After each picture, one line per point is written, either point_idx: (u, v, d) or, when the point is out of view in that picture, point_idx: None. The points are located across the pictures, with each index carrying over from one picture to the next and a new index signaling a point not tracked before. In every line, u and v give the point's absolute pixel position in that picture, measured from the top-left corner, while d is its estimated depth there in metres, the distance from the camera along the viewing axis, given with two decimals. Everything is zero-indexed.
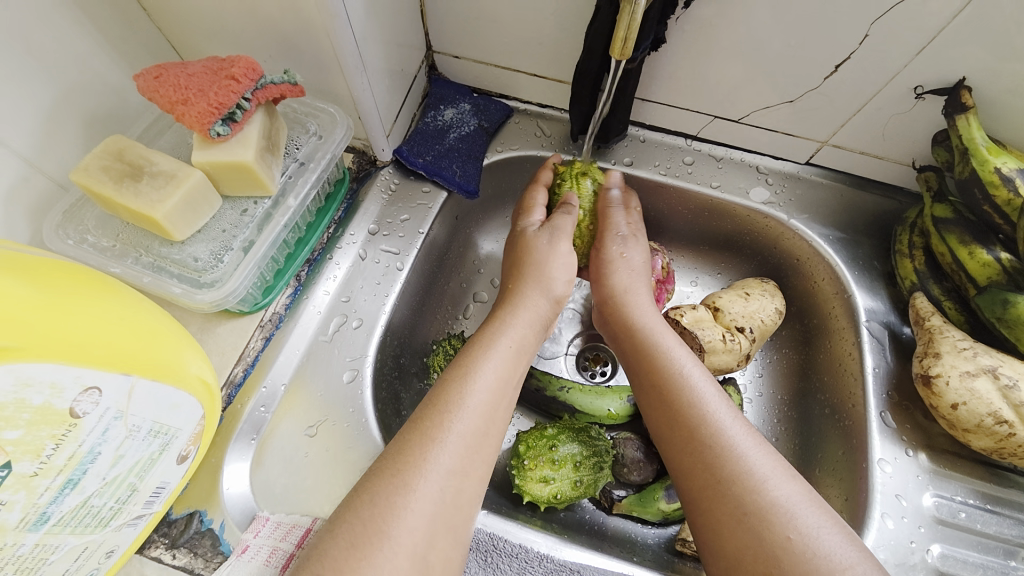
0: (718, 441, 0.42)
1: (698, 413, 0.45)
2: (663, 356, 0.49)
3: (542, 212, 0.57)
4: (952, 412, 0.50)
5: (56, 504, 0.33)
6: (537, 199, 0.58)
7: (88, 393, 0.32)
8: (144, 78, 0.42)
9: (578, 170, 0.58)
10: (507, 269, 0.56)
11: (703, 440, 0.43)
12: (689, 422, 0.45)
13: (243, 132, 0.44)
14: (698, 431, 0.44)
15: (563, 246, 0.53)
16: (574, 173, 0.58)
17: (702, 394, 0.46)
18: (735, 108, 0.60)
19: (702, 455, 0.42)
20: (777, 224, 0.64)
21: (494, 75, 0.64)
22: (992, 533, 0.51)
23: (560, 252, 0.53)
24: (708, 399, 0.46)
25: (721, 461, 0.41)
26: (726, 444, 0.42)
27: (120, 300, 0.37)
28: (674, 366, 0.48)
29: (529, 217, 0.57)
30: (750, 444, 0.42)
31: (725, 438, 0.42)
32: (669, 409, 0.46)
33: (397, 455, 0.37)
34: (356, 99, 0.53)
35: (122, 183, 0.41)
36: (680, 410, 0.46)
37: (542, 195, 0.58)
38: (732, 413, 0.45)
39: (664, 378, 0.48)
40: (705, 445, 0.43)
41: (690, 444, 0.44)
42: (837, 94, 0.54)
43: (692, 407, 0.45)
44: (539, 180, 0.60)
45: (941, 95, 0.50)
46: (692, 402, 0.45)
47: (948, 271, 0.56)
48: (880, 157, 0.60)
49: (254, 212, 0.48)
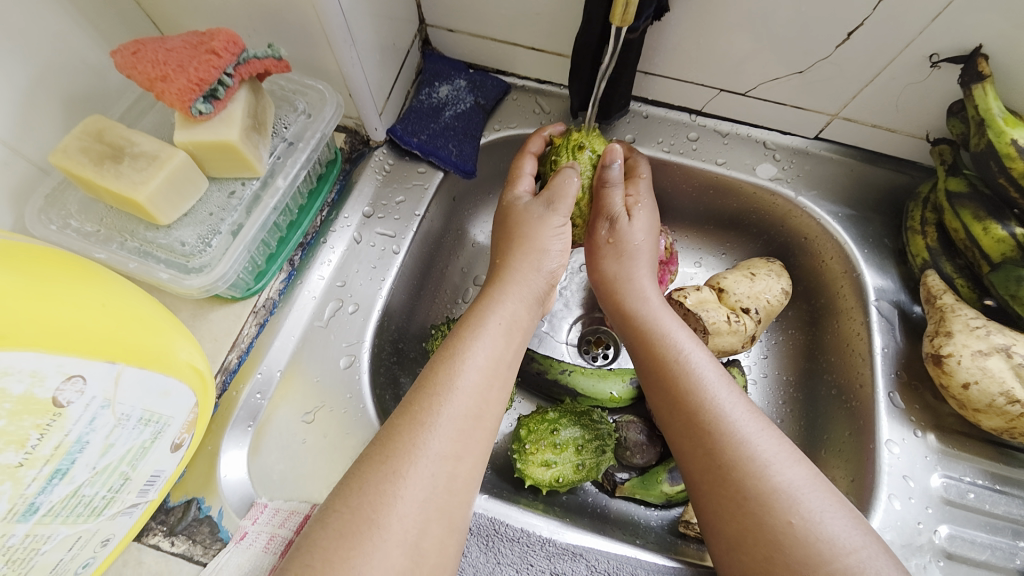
0: (718, 427, 0.41)
1: (698, 398, 0.43)
2: (665, 339, 0.48)
3: (529, 181, 0.55)
4: (963, 391, 0.49)
5: (45, 494, 0.32)
6: (525, 168, 0.55)
7: (72, 381, 0.31)
8: (121, 53, 0.40)
9: (574, 141, 0.53)
10: (498, 239, 0.53)
11: (703, 426, 0.42)
12: (689, 407, 0.43)
13: (227, 110, 0.42)
14: (698, 416, 0.43)
15: (556, 220, 0.50)
16: (570, 146, 0.53)
17: (703, 377, 0.45)
18: (741, 82, 0.57)
19: (702, 441, 0.42)
20: (785, 202, 0.62)
21: (490, 49, 0.62)
22: (1001, 514, 0.50)
23: (551, 225, 0.50)
24: (709, 384, 0.44)
25: (721, 446, 0.41)
26: (727, 429, 0.41)
27: (103, 287, 0.35)
28: (673, 350, 0.47)
29: (517, 187, 0.54)
30: (753, 428, 0.41)
31: (725, 423, 0.41)
32: (668, 394, 0.45)
33: (388, 442, 0.36)
34: (346, 75, 0.50)
35: (103, 165, 0.40)
36: (679, 395, 0.44)
37: (531, 164, 0.56)
38: (734, 396, 0.43)
39: (663, 363, 0.47)
40: (705, 430, 0.42)
41: (690, 428, 0.43)
42: (849, 63, 0.52)
43: (692, 391, 0.44)
44: (527, 148, 0.56)
45: (957, 63, 0.48)
46: (691, 387, 0.44)
47: (961, 247, 0.54)
48: (893, 130, 0.58)
49: (242, 193, 0.46)
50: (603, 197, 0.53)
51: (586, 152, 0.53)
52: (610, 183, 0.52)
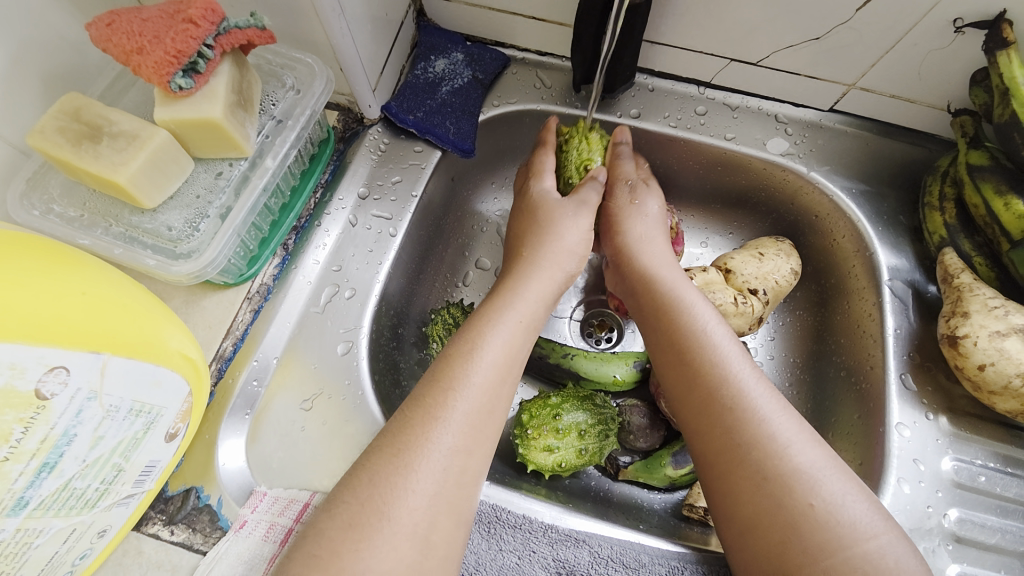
0: (739, 404, 0.40)
1: (719, 374, 0.42)
2: (684, 313, 0.46)
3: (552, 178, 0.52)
4: (979, 373, 0.48)
5: (35, 488, 0.32)
6: (547, 163, 0.53)
7: (55, 373, 0.30)
8: (95, 26, 0.37)
9: (584, 126, 0.53)
10: (512, 237, 0.52)
11: (722, 403, 0.40)
12: (707, 384, 0.42)
13: (209, 85, 0.40)
14: (717, 393, 0.41)
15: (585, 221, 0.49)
16: (581, 130, 0.53)
17: (724, 353, 0.43)
18: (753, 50, 0.54)
19: (721, 418, 0.40)
20: (796, 178, 0.60)
21: (488, 20, 0.59)
22: (1012, 497, 0.49)
23: (581, 225, 0.49)
24: (731, 360, 0.42)
25: (742, 424, 0.39)
26: (748, 407, 0.40)
27: (85, 274, 0.34)
28: (692, 324, 0.45)
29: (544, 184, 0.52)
30: (774, 407, 0.40)
31: (746, 402, 0.40)
32: (686, 369, 0.43)
33: (399, 434, 0.35)
34: (335, 47, 0.48)
35: (81, 145, 0.38)
36: (698, 371, 0.42)
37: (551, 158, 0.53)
38: (755, 374, 0.42)
39: (682, 337, 0.45)
40: (725, 407, 0.40)
41: (708, 405, 0.41)
42: (869, 29, 0.49)
43: (714, 366, 0.42)
44: (545, 142, 0.54)
45: (981, 28, 0.45)
46: (713, 362, 0.42)
47: (981, 223, 0.52)
48: (912, 101, 0.55)
49: (230, 174, 0.44)
50: (616, 167, 0.53)
51: (596, 132, 0.53)
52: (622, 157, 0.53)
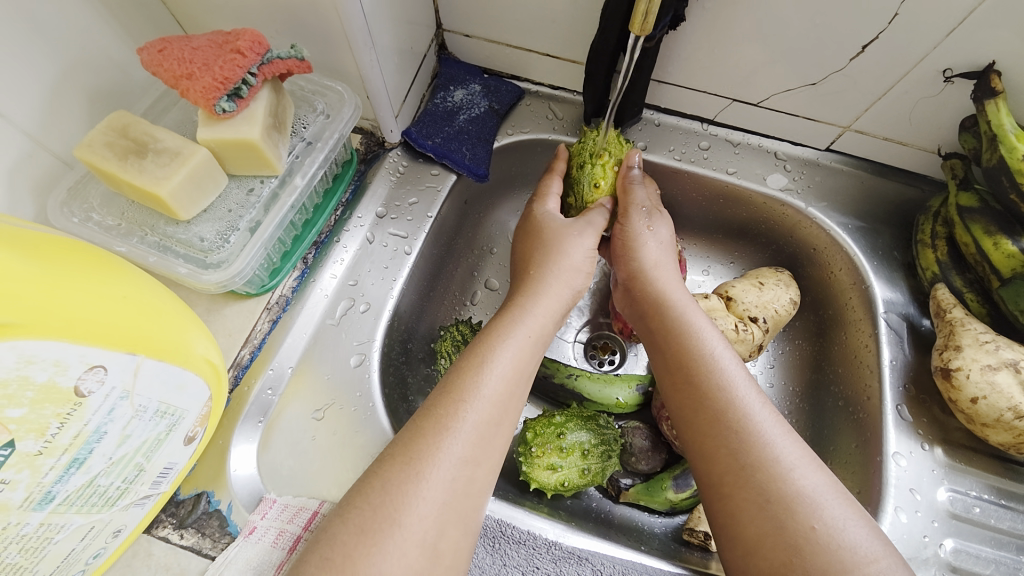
0: (744, 427, 0.41)
1: (725, 397, 0.43)
2: (693, 337, 0.47)
3: (555, 201, 0.56)
4: (972, 406, 0.49)
5: (62, 483, 0.33)
6: (552, 187, 0.57)
7: (93, 371, 0.32)
8: (148, 51, 0.41)
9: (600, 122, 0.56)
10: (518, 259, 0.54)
11: (728, 426, 0.42)
12: (715, 407, 0.43)
13: (249, 108, 0.43)
14: (724, 415, 0.42)
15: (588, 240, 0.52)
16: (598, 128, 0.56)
17: (731, 378, 0.44)
18: (754, 92, 0.58)
19: (727, 441, 0.41)
20: (794, 213, 0.63)
21: (505, 55, 0.62)
22: (1006, 530, 0.50)
23: (585, 245, 0.52)
24: (737, 384, 0.44)
25: (747, 447, 0.40)
26: (753, 429, 0.41)
27: (123, 280, 0.36)
28: (700, 349, 0.47)
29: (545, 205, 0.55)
30: (778, 431, 0.41)
31: (752, 425, 0.41)
32: (694, 392, 0.45)
33: (410, 443, 0.37)
34: (364, 76, 0.51)
35: (127, 160, 0.41)
36: (705, 394, 0.44)
37: (557, 184, 0.57)
38: (760, 399, 0.43)
39: (690, 361, 0.46)
40: (732, 430, 0.41)
41: (714, 428, 0.42)
42: (862, 76, 0.52)
43: (720, 389, 0.44)
44: (555, 169, 0.58)
45: (970, 78, 0.48)
46: (720, 385, 0.44)
47: (971, 261, 0.54)
48: (904, 144, 0.58)
49: (261, 191, 0.47)
50: (628, 193, 0.54)
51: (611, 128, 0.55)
52: (632, 182, 0.55)
